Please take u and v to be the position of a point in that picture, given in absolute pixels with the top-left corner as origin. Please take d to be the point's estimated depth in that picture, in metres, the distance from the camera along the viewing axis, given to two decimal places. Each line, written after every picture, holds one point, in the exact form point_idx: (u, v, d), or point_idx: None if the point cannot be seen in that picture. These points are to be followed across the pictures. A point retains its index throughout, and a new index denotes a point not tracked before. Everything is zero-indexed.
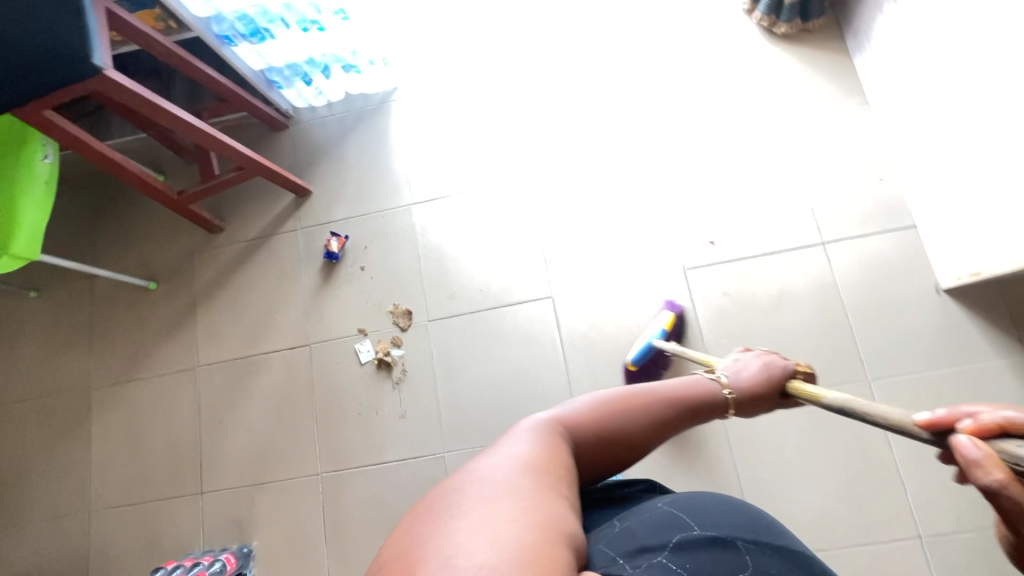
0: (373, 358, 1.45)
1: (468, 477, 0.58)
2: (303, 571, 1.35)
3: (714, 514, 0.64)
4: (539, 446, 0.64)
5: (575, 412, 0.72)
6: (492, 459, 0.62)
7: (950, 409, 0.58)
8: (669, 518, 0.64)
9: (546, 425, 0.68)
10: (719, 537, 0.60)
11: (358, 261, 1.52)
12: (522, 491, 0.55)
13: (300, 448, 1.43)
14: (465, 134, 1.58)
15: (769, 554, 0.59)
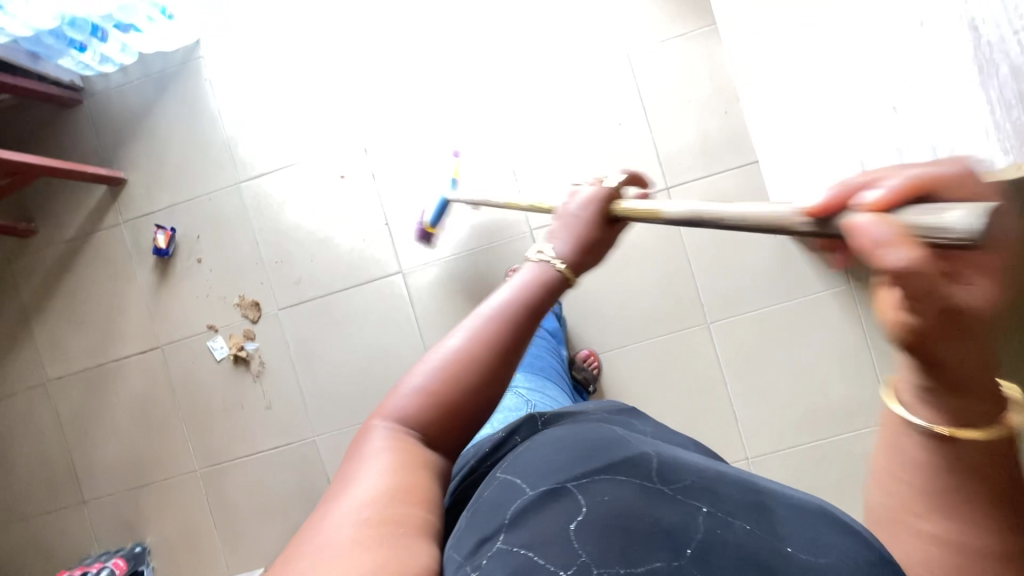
0: (229, 354, 1.40)
1: (307, 527, 0.47)
2: (202, 555, 1.43)
3: (549, 457, 0.58)
4: (366, 460, 0.50)
5: (414, 379, 0.54)
6: (330, 495, 0.49)
7: (857, 179, 0.39)
8: (509, 486, 0.56)
9: (397, 410, 0.53)
10: (550, 489, 0.54)
11: (193, 253, 1.41)
12: (352, 545, 0.43)
13: (174, 449, 1.43)
14: (286, 93, 1.39)
15: (598, 481, 0.54)
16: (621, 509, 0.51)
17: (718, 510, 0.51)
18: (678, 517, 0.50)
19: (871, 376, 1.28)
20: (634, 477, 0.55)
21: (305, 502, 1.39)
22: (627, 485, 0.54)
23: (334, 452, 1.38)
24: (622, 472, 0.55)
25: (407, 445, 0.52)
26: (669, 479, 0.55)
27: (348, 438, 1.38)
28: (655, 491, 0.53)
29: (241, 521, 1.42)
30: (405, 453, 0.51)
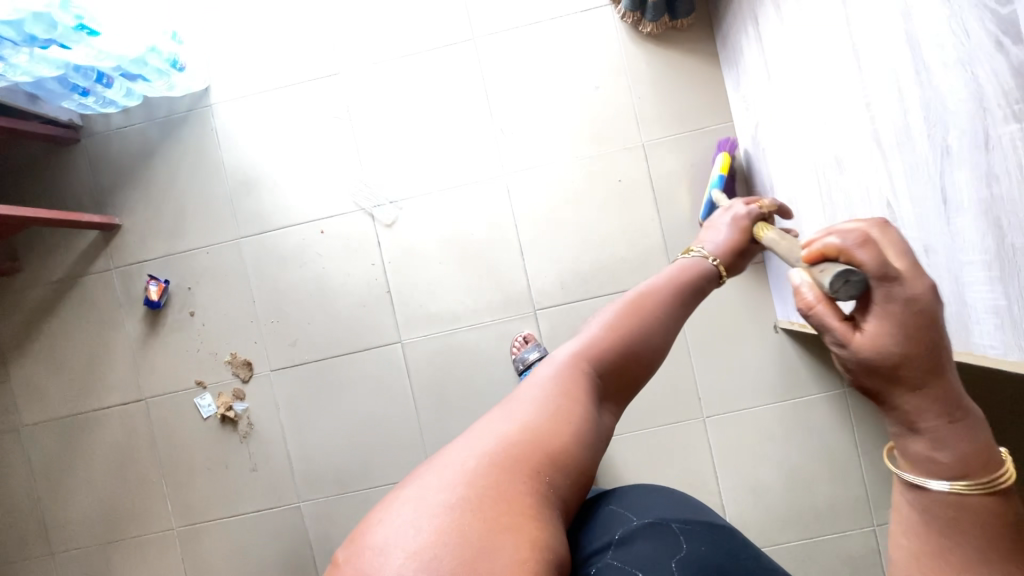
0: (216, 412, 1.37)
1: (482, 426, 0.54)
2: None
3: (660, 502, 0.68)
4: (545, 394, 0.55)
5: (603, 333, 0.59)
6: (506, 406, 0.56)
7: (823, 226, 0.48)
8: (622, 509, 0.65)
9: (586, 348, 0.59)
10: (658, 524, 0.63)
11: (187, 306, 1.37)
12: (515, 467, 0.49)
13: (151, 505, 1.39)
14: (294, 151, 1.36)
15: (698, 533, 0.63)
16: (714, 563, 0.60)
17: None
18: None
19: (857, 480, 1.30)
20: (724, 541, 0.63)
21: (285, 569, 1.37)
22: (717, 544, 0.62)
23: (319, 520, 1.36)
24: (717, 534, 0.64)
25: (588, 388, 0.56)
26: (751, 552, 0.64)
27: (333, 507, 1.36)
28: (737, 560, 0.61)
29: None
30: (580, 398, 0.55)
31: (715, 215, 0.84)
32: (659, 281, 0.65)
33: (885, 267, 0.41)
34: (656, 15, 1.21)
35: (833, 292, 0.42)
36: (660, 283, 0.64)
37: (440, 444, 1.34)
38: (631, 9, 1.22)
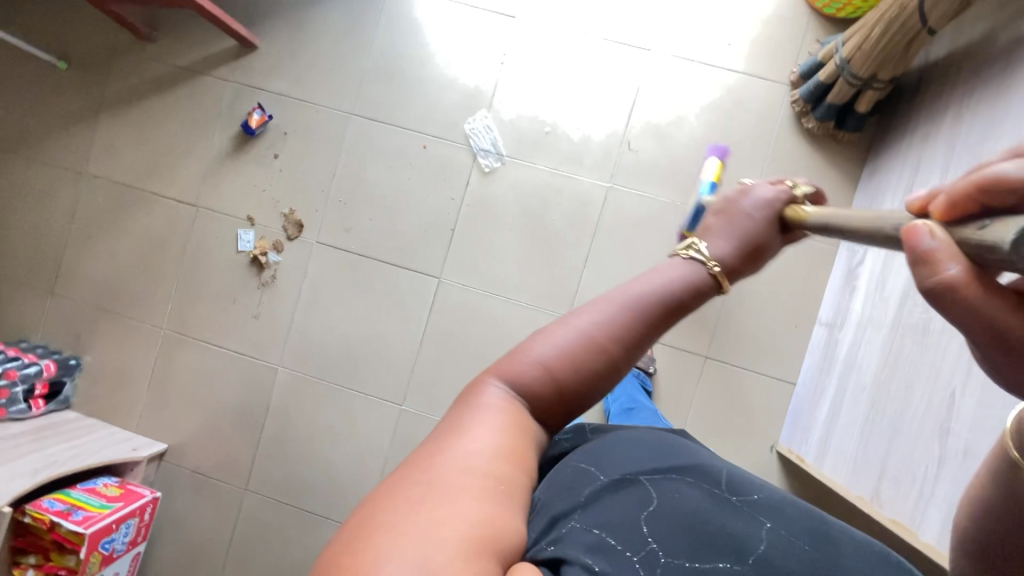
0: (250, 251, 1.42)
1: (410, 468, 0.41)
2: (122, 401, 1.46)
3: (619, 453, 0.58)
4: (476, 413, 0.45)
5: (559, 346, 0.46)
6: (435, 441, 0.43)
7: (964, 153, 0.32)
8: (579, 468, 0.55)
9: (526, 362, 0.47)
10: (622, 479, 0.54)
11: (274, 147, 1.42)
12: (460, 499, 0.38)
13: (154, 299, 1.45)
14: (440, 64, 1.39)
15: (667, 476, 0.55)
16: (698, 511, 0.51)
17: (783, 530, 0.50)
18: (744, 527, 0.50)
19: None
20: (699, 482, 0.55)
21: (236, 416, 1.43)
22: (692, 489, 0.54)
23: (285, 391, 1.41)
24: (693, 476, 0.56)
25: (517, 400, 0.46)
26: (736, 490, 0.55)
27: (304, 386, 1.41)
28: (720, 499, 0.53)
29: (173, 394, 1.45)
30: (511, 406, 0.46)
31: (728, 190, 0.55)
32: (622, 276, 0.50)
33: None
34: (825, 116, 1.22)
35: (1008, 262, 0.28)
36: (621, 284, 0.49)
37: (423, 384, 1.38)
38: (806, 99, 1.23)
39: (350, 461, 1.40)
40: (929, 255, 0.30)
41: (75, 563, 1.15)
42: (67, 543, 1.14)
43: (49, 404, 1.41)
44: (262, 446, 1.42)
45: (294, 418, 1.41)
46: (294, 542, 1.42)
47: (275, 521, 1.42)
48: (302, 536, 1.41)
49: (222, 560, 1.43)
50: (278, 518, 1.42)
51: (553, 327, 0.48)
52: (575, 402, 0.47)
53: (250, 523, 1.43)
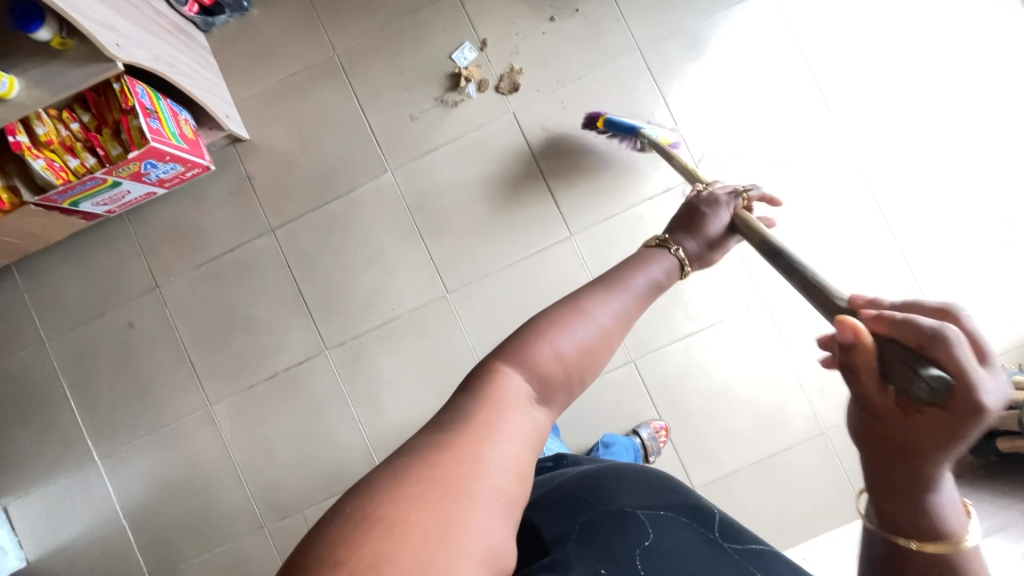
0: (458, 67, 1.34)
1: (437, 457, 0.43)
2: (246, 70, 1.38)
3: (628, 489, 0.66)
4: (499, 408, 0.47)
5: (552, 340, 0.53)
6: (461, 430, 0.45)
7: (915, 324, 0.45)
8: (584, 501, 0.64)
9: (531, 359, 0.51)
10: (618, 510, 0.62)
11: (559, 10, 1.33)
12: (483, 487, 0.41)
13: (349, 23, 1.37)
14: (739, 87, 1.33)
15: (664, 517, 0.62)
16: (689, 549, 0.58)
17: (762, 572, 0.57)
18: (731, 571, 0.56)
19: None
20: (693, 526, 0.62)
21: (321, 172, 1.38)
22: (690, 530, 0.61)
23: (375, 193, 1.36)
24: (685, 518, 0.63)
25: (526, 394, 0.50)
26: (725, 536, 0.62)
27: (392, 204, 1.36)
28: (712, 544, 0.60)
29: (290, 106, 1.38)
30: (525, 405, 0.49)
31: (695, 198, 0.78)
32: (614, 308, 0.57)
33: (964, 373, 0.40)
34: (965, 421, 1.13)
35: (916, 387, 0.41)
36: (605, 306, 0.57)
37: (478, 294, 1.34)
38: None
39: (369, 292, 1.36)
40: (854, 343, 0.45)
41: (117, 157, 1.11)
42: (126, 135, 1.10)
43: (196, 17, 1.32)
44: (316, 213, 1.37)
45: (361, 218, 1.36)
46: (267, 304, 1.38)
47: (270, 274, 1.38)
48: (278, 305, 1.37)
49: (202, 260, 1.38)
50: (275, 274, 1.38)
51: (547, 327, 0.54)
52: (561, 394, 0.53)
53: (246, 257, 1.38)
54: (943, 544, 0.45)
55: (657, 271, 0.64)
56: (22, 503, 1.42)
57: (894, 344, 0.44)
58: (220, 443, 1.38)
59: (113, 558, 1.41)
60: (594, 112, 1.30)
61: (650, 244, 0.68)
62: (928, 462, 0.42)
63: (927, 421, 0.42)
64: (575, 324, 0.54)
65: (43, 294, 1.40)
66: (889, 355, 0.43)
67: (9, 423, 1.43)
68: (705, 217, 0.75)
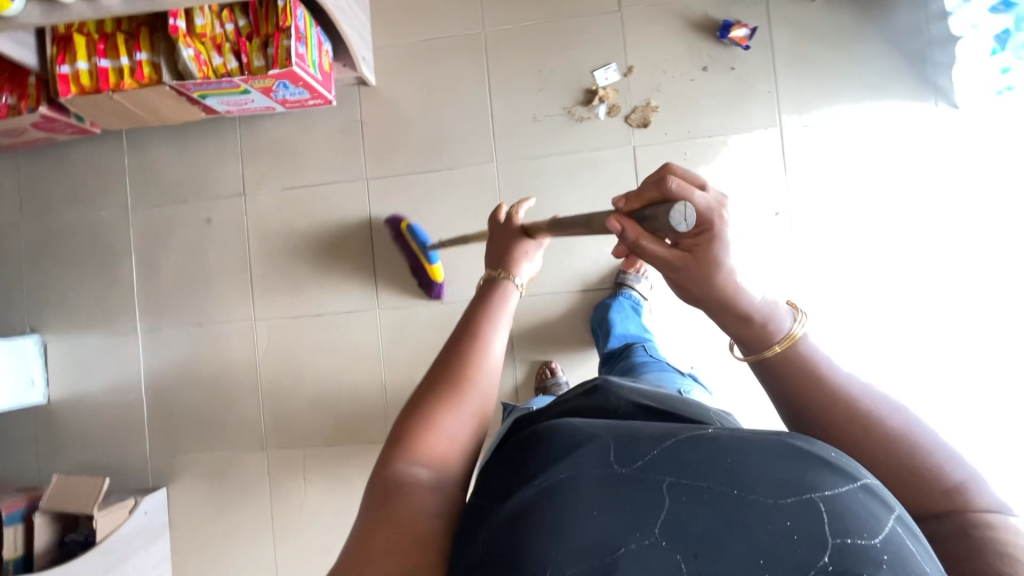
0: (596, 85, 1.32)
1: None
2: (393, 18, 1.38)
3: (500, 473, 0.44)
4: (385, 524, 0.46)
5: (418, 418, 0.52)
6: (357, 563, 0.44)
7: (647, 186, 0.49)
8: (475, 512, 0.43)
9: (412, 451, 0.50)
10: (514, 511, 0.40)
11: (715, 61, 1.28)
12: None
13: (506, 5, 1.35)
14: (868, 199, 1.27)
15: (558, 486, 0.40)
16: (598, 513, 0.38)
17: (682, 479, 0.38)
18: (653, 506, 0.38)
19: None
20: (590, 465, 0.40)
21: (429, 139, 1.38)
22: (585, 479, 0.40)
23: (473, 178, 1.36)
24: (568, 466, 0.41)
25: (419, 490, 0.48)
26: (628, 451, 0.41)
27: (486, 194, 1.36)
28: (623, 482, 0.39)
29: (422, 66, 1.38)
30: (420, 500, 0.47)
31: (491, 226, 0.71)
32: (489, 349, 0.56)
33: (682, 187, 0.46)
34: None
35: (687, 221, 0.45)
36: (475, 364, 0.54)
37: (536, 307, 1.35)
38: None
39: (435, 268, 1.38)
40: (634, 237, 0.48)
41: (257, 69, 1.13)
42: (272, 51, 1.12)
43: None
44: (412, 176, 1.38)
45: (452, 197, 1.37)
46: (338, 246, 1.41)
47: (349, 219, 1.41)
48: (348, 250, 1.40)
49: (293, 184, 1.41)
50: (354, 221, 1.40)
51: (422, 410, 0.52)
52: (447, 450, 0.51)
53: (333, 195, 1.41)
54: (781, 344, 0.46)
55: (512, 296, 0.61)
56: (61, 346, 1.50)
57: (641, 214, 0.49)
58: (252, 357, 1.44)
59: (123, 425, 1.48)
60: (397, 214, 1.38)
61: (481, 285, 0.63)
62: (719, 287, 0.45)
63: (703, 249, 0.45)
64: (449, 396, 0.52)
65: (141, 163, 1.45)
66: (649, 218, 0.48)
67: (73, 269, 1.50)
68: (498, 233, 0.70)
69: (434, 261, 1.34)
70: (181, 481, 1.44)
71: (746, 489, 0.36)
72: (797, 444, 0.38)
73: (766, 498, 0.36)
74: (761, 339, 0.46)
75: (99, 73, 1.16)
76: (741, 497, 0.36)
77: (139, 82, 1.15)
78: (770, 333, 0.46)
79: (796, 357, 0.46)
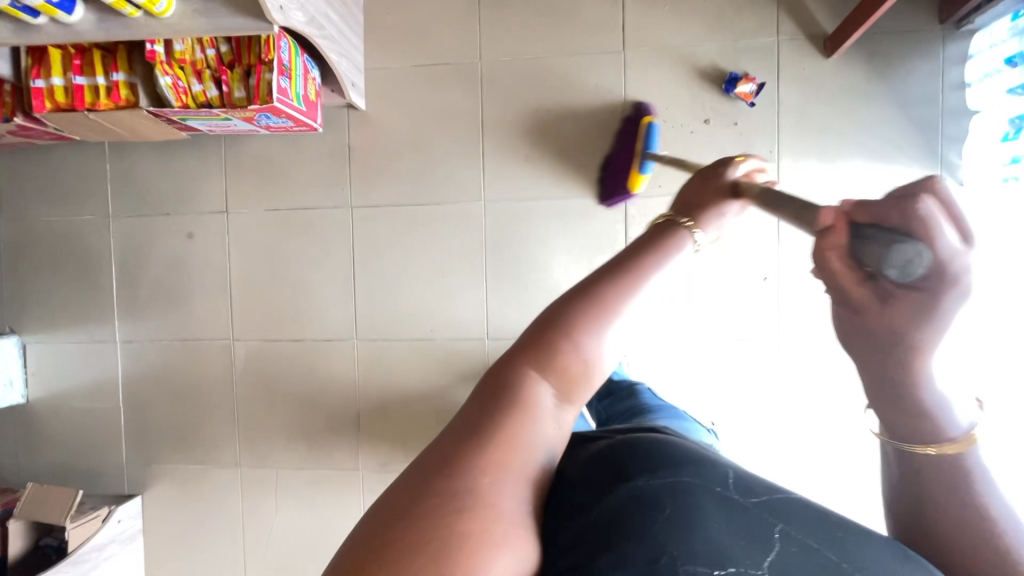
0: (592, 130, 1.27)
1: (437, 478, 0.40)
2: (387, 40, 1.32)
3: (616, 460, 0.48)
4: (501, 442, 0.42)
5: (556, 338, 0.44)
6: (464, 457, 0.41)
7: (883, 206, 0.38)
8: (586, 492, 0.45)
9: (544, 379, 0.43)
10: (644, 496, 0.44)
11: (718, 115, 1.23)
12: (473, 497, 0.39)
13: (505, 37, 1.29)
14: None
15: (683, 488, 0.44)
16: (709, 526, 0.42)
17: (793, 532, 0.42)
18: (754, 535, 0.42)
19: None
20: (712, 486, 0.44)
21: (417, 170, 1.34)
22: (704, 492, 0.44)
23: (459, 215, 1.33)
24: (688, 476, 0.45)
25: (539, 417, 0.43)
26: (745, 488, 0.45)
27: (471, 233, 1.33)
28: (741, 510, 0.43)
29: (414, 94, 1.33)
30: (534, 431, 0.43)
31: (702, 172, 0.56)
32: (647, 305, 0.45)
33: (936, 234, 0.35)
34: None
35: (900, 269, 0.37)
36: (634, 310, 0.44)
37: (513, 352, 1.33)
38: None
39: (415, 304, 1.36)
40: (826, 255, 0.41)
41: (238, 100, 1.09)
42: (255, 84, 1.08)
43: None
44: (396, 208, 1.35)
45: (437, 233, 1.34)
46: (319, 272, 1.39)
47: (331, 246, 1.38)
48: (328, 278, 1.38)
49: (277, 205, 1.38)
50: (337, 249, 1.38)
51: (566, 346, 0.43)
52: (568, 387, 0.44)
53: (316, 221, 1.38)
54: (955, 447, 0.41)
55: (685, 249, 0.48)
56: (39, 347, 1.50)
57: (858, 227, 0.39)
58: (229, 375, 1.44)
59: (100, 429, 1.49)
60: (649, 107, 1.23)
61: (654, 223, 0.50)
62: (900, 351, 0.39)
63: (902, 307, 0.38)
64: (597, 340, 0.43)
65: (122, 171, 1.42)
66: (865, 236, 0.38)
67: (52, 272, 1.48)
68: (699, 180, 0.55)
69: (646, 172, 1.20)
70: (155, 489, 1.47)
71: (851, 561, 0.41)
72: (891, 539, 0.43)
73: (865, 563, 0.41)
74: (913, 427, 0.42)
75: (74, 91, 1.12)
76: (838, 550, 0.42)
77: (115, 103, 1.11)
78: (937, 430, 0.41)
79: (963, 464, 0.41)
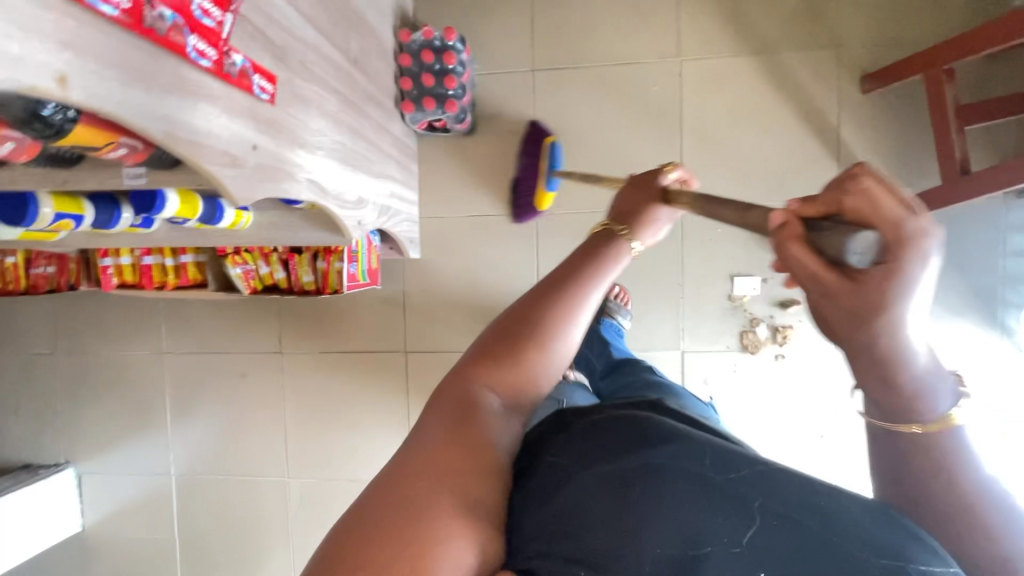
0: (648, 285, 1.29)
1: (396, 497, 0.42)
2: (444, 192, 1.34)
3: (584, 443, 0.48)
4: (462, 444, 0.46)
5: (502, 330, 0.51)
6: (418, 459, 0.45)
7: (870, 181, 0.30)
8: (554, 476, 0.47)
9: (497, 377, 0.50)
10: (615, 475, 0.44)
11: (777, 275, 1.24)
12: (421, 501, 0.42)
13: (562, 191, 1.30)
14: None
15: (657, 470, 0.43)
16: (682, 523, 0.41)
17: (770, 502, 0.41)
18: (743, 512, 0.40)
19: None
20: (684, 457, 0.44)
21: (472, 317, 1.35)
22: (678, 468, 0.43)
23: None
24: (663, 456, 0.44)
25: (489, 415, 0.49)
26: (725, 463, 0.43)
27: None
28: (720, 492, 0.42)
29: (470, 244, 1.34)
30: (489, 431, 0.48)
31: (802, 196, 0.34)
32: (591, 298, 0.51)
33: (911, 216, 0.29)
34: None
35: (866, 257, 0.30)
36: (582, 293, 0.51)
37: None
38: None
39: None
40: (781, 233, 0.33)
41: (306, 284, 1.10)
42: (324, 275, 1.08)
43: (421, 130, 1.27)
44: (452, 353, 1.36)
45: None
46: (373, 414, 1.40)
47: (386, 390, 1.39)
48: (383, 419, 1.40)
49: (333, 348, 1.39)
50: (392, 391, 1.39)
51: (519, 330, 0.51)
52: (513, 368, 0.50)
53: (371, 364, 1.39)
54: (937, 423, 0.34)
55: (623, 262, 0.53)
56: (96, 478, 1.52)
57: (812, 222, 0.32)
58: (283, 510, 1.45)
59: (155, 558, 1.52)
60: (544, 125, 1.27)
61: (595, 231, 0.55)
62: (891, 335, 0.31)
63: (890, 289, 0.29)
64: (544, 341, 0.50)
65: (178, 311, 1.44)
66: (829, 229, 0.31)
67: (108, 407, 1.50)
68: (875, 190, 0.30)
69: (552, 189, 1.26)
70: None
71: (839, 534, 0.38)
72: (865, 498, 0.40)
73: (853, 548, 0.37)
74: (899, 410, 0.34)
75: (142, 270, 1.12)
76: (822, 522, 0.39)
77: (184, 284, 1.13)
78: (918, 411, 0.34)
79: (937, 447, 0.35)
